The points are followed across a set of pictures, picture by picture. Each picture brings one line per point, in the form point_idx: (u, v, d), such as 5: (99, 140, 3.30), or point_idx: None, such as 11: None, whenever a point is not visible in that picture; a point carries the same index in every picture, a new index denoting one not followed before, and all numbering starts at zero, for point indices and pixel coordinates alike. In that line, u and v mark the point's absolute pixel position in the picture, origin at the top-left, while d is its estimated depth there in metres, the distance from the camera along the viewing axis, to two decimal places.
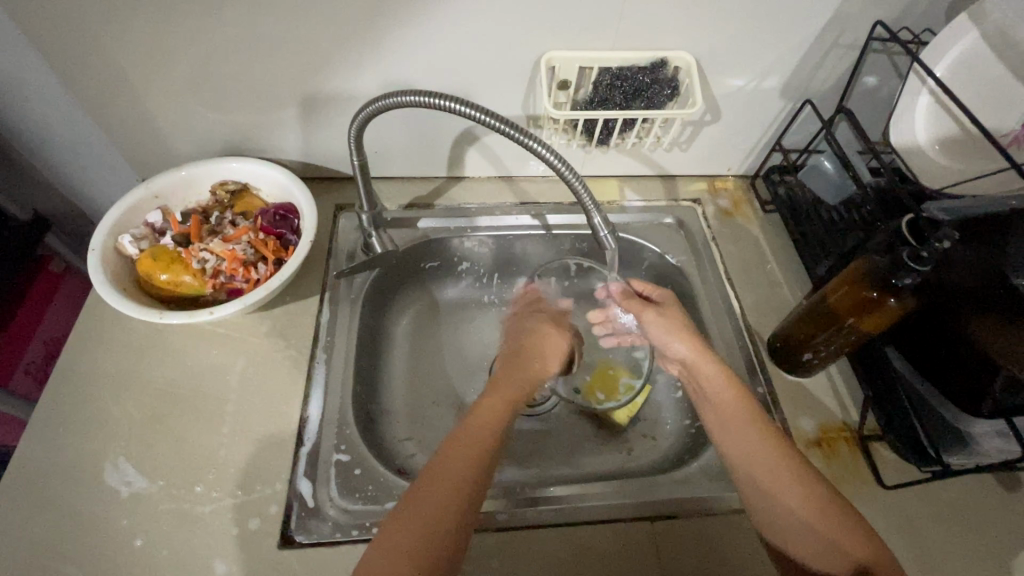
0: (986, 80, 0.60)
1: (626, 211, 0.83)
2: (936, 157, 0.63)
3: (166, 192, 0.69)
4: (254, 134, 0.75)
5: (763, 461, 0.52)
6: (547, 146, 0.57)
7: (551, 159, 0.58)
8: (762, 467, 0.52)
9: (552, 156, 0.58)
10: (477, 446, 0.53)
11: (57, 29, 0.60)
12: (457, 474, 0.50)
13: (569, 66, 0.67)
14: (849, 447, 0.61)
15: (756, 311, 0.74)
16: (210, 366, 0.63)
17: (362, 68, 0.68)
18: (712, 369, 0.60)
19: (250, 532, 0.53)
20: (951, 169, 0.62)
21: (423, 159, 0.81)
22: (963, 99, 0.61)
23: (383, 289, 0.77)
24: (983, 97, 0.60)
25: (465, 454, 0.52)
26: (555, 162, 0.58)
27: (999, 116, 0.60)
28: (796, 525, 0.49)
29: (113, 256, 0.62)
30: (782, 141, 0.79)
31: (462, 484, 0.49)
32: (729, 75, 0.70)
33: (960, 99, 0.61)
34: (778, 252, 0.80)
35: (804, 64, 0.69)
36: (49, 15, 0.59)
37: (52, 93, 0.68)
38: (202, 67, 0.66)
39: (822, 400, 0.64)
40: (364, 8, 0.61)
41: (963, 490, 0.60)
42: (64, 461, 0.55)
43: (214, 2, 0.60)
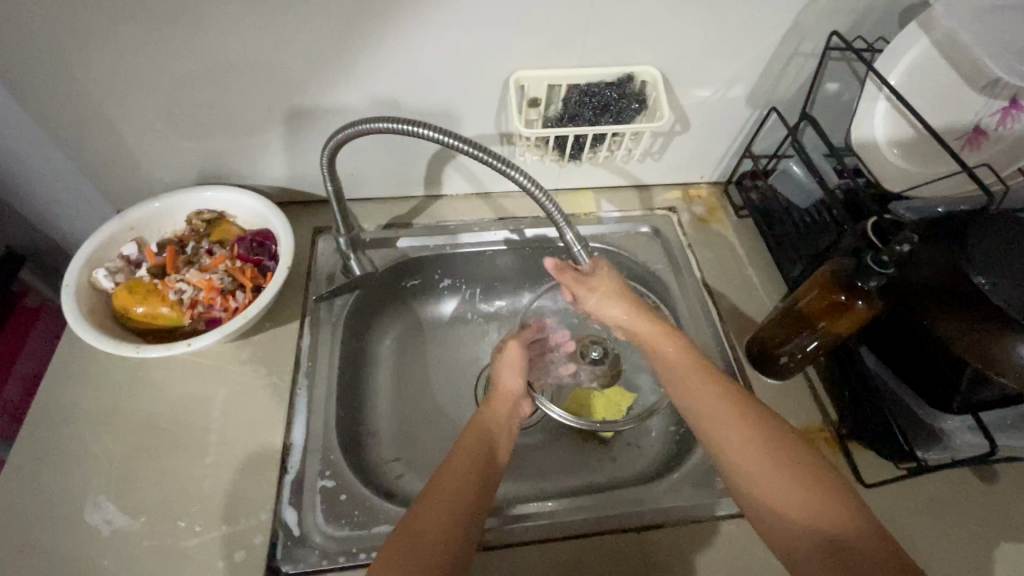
0: (939, 85, 0.62)
1: (603, 222, 0.84)
2: (894, 161, 0.65)
3: (141, 223, 0.68)
4: (229, 162, 0.76)
5: (725, 437, 0.51)
6: (517, 167, 0.59)
7: (522, 179, 0.59)
8: (728, 443, 0.51)
9: (523, 176, 0.59)
10: (474, 452, 0.54)
11: (24, 66, 0.60)
12: (460, 474, 0.51)
13: (538, 84, 0.68)
14: (829, 447, 0.62)
15: (734, 315, 0.75)
16: (190, 397, 0.63)
17: (333, 93, 0.69)
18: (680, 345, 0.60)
19: (236, 564, 0.53)
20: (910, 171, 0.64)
21: (400, 179, 0.81)
22: (918, 104, 0.63)
23: (364, 310, 0.77)
24: (936, 101, 0.62)
25: (466, 457, 0.53)
26: (526, 182, 0.59)
27: (954, 118, 0.62)
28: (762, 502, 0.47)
29: (88, 290, 0.62)
30: (751, 147, 0.81)
31: (460, 500, 0.49)
32: (695, 86, 0.72)
33: (915, 104, 0.63)
34: (753, 256, 0.81)
35: (767, 73, 0.71)
36: (15, 53, 0.59)
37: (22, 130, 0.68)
38: (173, 98, 0.66)
39: (801, 402, 0.66)
40: (333, 36, 0.62)
41: (941, 484, 0.61)
42: (43, 501, 0.55)
43: (181, 34, 0.60)
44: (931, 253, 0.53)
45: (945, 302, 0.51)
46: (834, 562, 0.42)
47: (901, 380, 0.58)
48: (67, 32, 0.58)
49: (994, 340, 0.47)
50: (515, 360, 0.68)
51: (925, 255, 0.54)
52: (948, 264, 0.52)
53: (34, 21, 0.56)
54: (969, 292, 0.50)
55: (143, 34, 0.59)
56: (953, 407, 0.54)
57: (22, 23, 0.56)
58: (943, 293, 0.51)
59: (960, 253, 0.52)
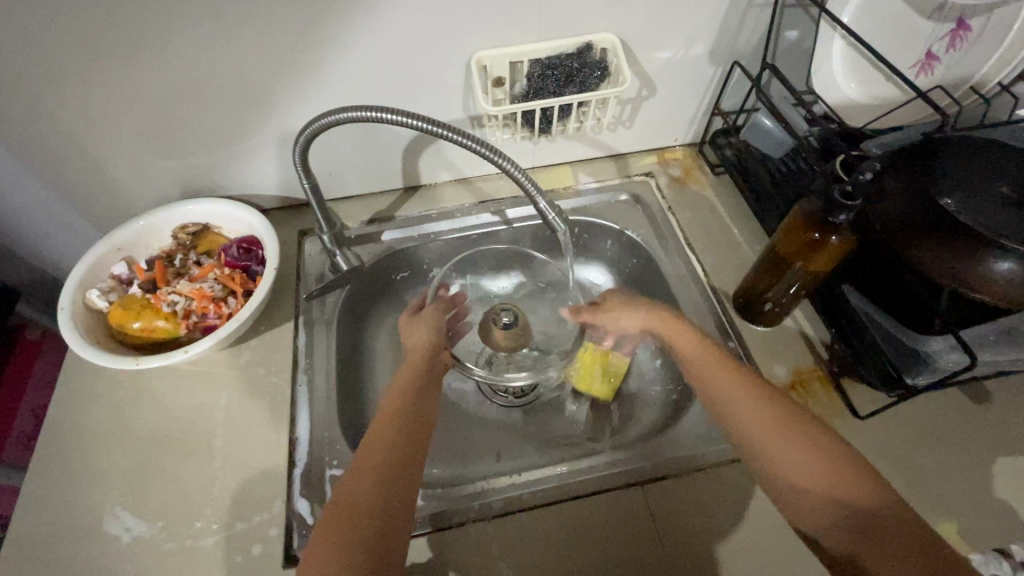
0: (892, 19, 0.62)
1: (583, 194, 0.85)
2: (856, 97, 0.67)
3: (128, 243, 0.70)
4: (207, 175, 0.77)
5: (744, 416, 0.52)
6: (503, 154, 0.60)
7: (507, 166, 0.60)
8: (751, 433, 0.51)
9: (506, 161, 0.60)
10: (395, 441, 0.51)
11: None
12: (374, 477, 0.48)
13: (500, 63, 0.69)
14: (822, 385, 0.64)
15: (719, 270, 0.76)
16: (194, 405, 0.64)
17: (300, 95, 0.70)
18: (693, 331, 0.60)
19: (254, 557, 0.54)
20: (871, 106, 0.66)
21: (377, 173, 0.82)
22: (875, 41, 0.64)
23: (357, 305, 0.79)
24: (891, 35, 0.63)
25: (380, 452, 0.50)
26: (508, 168, 0.60)
27: (908, 50, 0.63)
28: (779, 477, 0.49)
29: (83, 311, 0.63)
30: (719, 104, 0.82)
31: (376, 493, 0.47)
32: (655, 49, 0.72)
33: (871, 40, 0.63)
34: (734, 211, 0.82)
35: (726, 28, 0.71)
36: None
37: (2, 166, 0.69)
38: (145, 118, 0.67)
39: (791, 345, 0.67)
40: (291, 38, 0.63)
41: (934, 409, 0.62)
42: (62, 518, 0.56)
43: (143, 53, 0.61)
44: (901, 182, 0.54)
45: (914, 229, 0.51)
46: (856, 532, 0.44)
47: (887, 313, 0.60)
48: (30, 63, 0.59)
49: (975, 262, 0.48)
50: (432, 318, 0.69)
51: (893, 185, 0.54)
52: (914, 190, 0.53)
53: None
54: (934, 216, 0.50)
55: (107, 58, 0.60)
56: (934, 327, 0.55)
57: None
58: (912, 221, 0.52)
59: (925, 177, 0.53)
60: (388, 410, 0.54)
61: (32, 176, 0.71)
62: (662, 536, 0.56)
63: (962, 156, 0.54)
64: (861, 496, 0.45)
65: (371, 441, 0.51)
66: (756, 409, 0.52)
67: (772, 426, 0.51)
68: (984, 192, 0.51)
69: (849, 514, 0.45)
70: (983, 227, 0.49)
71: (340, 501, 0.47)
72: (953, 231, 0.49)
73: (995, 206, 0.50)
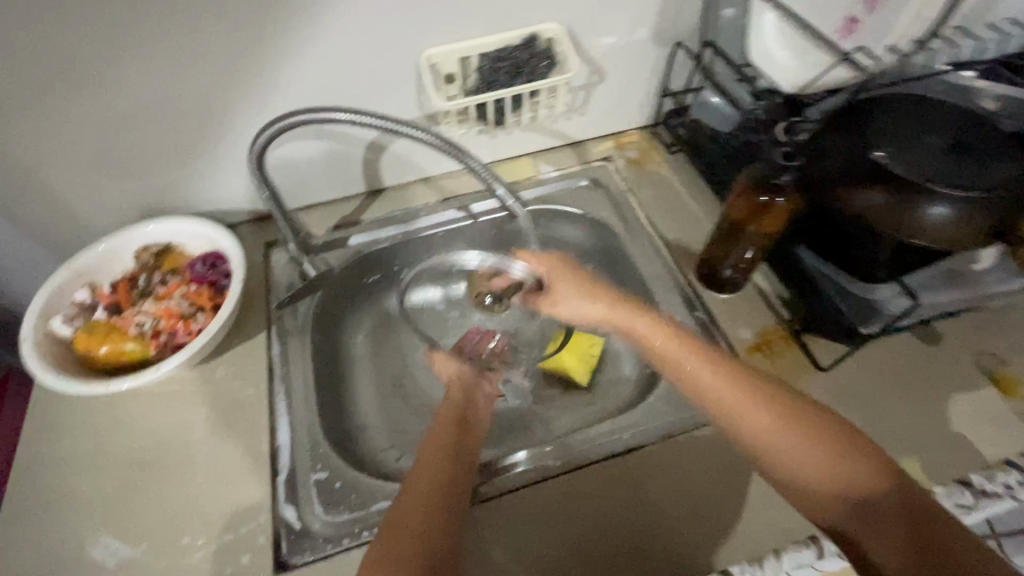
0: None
1: (545, 182, 0.87)
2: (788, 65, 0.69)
3: (89, 269, 0.69)
4: (164, 195, 0.76)
5: (734, 413, 0.50)
6: (470, 153, 0.62)
7: (475, 164, 0.62)
8: (747, 432, 0.49)
9: (474, 160, 0.62)
10: (430, 495, 0.48)
11: None
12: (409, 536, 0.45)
13: (449, 59, 0.70)
14: (783, 341, 0.67)
15: (682, 244, 0.78)
16: (171, 424, 0.63)
17: (252, 106, 0.69)
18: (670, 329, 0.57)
19: (245, 566, 0.54)
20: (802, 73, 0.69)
21: (339, 179, 0.82)
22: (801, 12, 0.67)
23: (330, 311, 0.79)
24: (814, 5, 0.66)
25: (413, 512, 0.47)
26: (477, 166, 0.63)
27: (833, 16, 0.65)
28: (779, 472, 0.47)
29: (47, 340, 0.62)
30: (668, 85, 0.84)
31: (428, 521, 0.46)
32: (600, 35, 0.74)
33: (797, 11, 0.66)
34: (691, 187, 0.84)
35: (665, 10, 0.74)
36: None
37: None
38: (95, 141, 0.67)
39: (754, 308, 0.69)
40: (236, 49, 0.63)
41: (890, 355, 0.65)
42: (43, 550, 0.55)
43: (85, 75, 0.60)
44: (837, 142, 0.57)
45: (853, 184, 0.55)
46: (861, 522, 0.43)
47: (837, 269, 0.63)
48: None
49: (912, 208, 0.52)
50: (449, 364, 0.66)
51: (830, 146, 0.57)
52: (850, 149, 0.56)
53: None
54: (871, 171, 0.54)
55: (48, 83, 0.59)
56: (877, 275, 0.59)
57: None
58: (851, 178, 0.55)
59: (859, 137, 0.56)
60: (422, 462, 0.51)
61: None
62: (645, 501, 0.58)
63: (886, 117, 0.58)
64: (861, 487, 0.44)
65: (416, 472, 0.51)
66: (748, 405, 0.50)
67: (764, 423, 0.48)
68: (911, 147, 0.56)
69: (848, 505, 0.44)
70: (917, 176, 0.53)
71: (390, 525, 0.46)
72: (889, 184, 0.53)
73: (922, 158, 0.55)
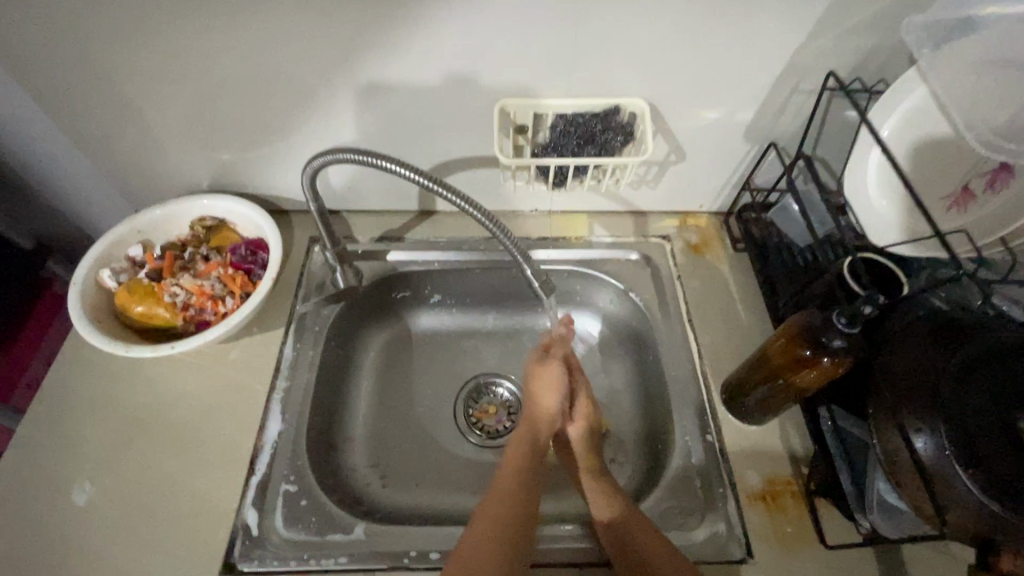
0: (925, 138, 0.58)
1: (594, 246, 0.83)
2: (876, 209, 0.61)
3: (148, 228, 0.73)
4: (236, 172, 0.79)
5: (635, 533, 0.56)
6: (502, 226, 0.64)
7: (503, 237, 0.64)
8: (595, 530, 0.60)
9: (503, 234, 0.64)
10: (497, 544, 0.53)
11: (73, 87, 0.66)
12: None
13: (525, 112, 0.69)
14: (795, 501, 0.61)
15: (714, 353, 0.73)
16: (175, 394, 0.67)
17: (329, 113, 0.71)
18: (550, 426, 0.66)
19: (196, 554, 0.57)
20: (886, 219, 0.61)
21: (395, 194, 0.83)
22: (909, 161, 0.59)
23: (353, 319, 0.80)
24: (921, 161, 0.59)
25: None
26: (507, 243, 0.65)
27: (938, 174, 0.58)
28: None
29: (94, 289, 0.67)
30: (750, 181, 0.79)
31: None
32: (691, 114, 0.70)
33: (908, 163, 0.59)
34: (745, 293, 0.78)
35: (767, 106, 0.69)
36: (67, 78, 0.65)
37: (25, 136, 0.73)
38: (176, 110, 0.70)
39: (770, 452, 0.65)
40: (330, 61, 0.65)
41: (908, 552, 0.58)
42: (35, 477, 0.61)
43: (199, 63, 0.64)
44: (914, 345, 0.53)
45: (915, 395, 0.50)
46: None
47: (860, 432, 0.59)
48: (106, 53, 0.63)
49: (944, 474, 0.46)
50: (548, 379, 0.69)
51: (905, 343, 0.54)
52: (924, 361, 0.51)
53: (86, 49, 0.62)
54: (914, 383, 0.51)
55: (165, 60, 0.64)
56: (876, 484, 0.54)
57: (77, 58, 0.63)
58: (917, 387, 0.50)
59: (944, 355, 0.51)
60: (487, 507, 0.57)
61: (39, 142, 0.74)
62: None
63: (987, 362, 0.50)
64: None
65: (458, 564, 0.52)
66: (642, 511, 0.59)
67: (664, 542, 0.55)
68: (999, 424, 0.47)
69: None
70: (973, 478, 0.45)
71: None
72: (924, 401, 0.49)
73: (981, 392, 0.49)
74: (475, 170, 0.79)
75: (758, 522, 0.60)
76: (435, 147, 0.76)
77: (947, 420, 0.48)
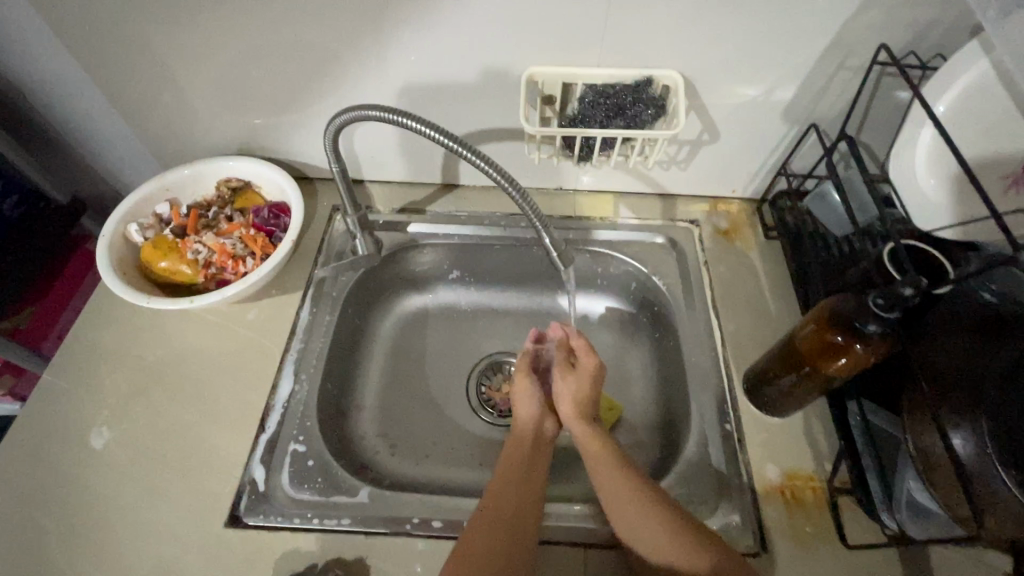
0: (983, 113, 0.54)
1: (619, 228, 0.81)
2: (926, 191, 0.57)
3: (175, 186, 0.74)
4: (263, 137, 0.79)
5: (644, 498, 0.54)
6: (525, 193, 0.61)
7: (526, 205, 0.62)
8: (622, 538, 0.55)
9: (527, 203, 0.62)
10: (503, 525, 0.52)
11: (106, 45, 0.67)
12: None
13: (554, 82, 0.67)
14: (815, 498, 0.58)
15: (738, 341, 0.70)
16: (193, 350, 0.68)
17: (355, 79, 0.70)
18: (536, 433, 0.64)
19: (203, 505, 0.58)
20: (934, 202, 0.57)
21: (419, 165, 0.82)
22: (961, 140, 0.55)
23: (371, 288, 0.80)
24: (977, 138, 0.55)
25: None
26: (529, 211, 0.62)
27: (994, 153, 0.54)
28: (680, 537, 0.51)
29: (121, 243, 0.69)
30: (787, 165, 0.75)
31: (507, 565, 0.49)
32: (728, 91, 0.67)
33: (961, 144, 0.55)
34: (774, 282, 0.75)
35: (810, 84, 0.66)
36: (101, 35, 0.66)
37: (60, 93, 0.74)
38: (203, 71, 0.69)
39: (792, 446, 0.61)
40: (358, 24, 0.64)
41: (938, 559, 0.54)
42: (56, 420, 0.62)
43: (227, 22, 0.64)
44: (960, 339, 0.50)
45: (957, 390, 0.46)
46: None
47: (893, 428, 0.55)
48: (138, 11, 0.63)
49: (985, 476, 0.42)
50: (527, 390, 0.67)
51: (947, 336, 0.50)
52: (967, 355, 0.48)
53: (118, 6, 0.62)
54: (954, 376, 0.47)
55: (195, 18, 0.64)
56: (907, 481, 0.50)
57: (110, 15, 0.63)
58: (959, 382, 0.47)
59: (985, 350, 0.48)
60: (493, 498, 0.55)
61: (75, 100, 0.75)
62: None
63: None
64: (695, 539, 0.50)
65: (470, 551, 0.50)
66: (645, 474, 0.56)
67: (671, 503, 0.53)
68: None
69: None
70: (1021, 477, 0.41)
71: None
72: (965, 396, 0.46)
73: None
74: (500, 143, 0.77)
75: (775, 516, 0.57)
76: (461, 117, 0.74)
77: (990, 417, 0.44)
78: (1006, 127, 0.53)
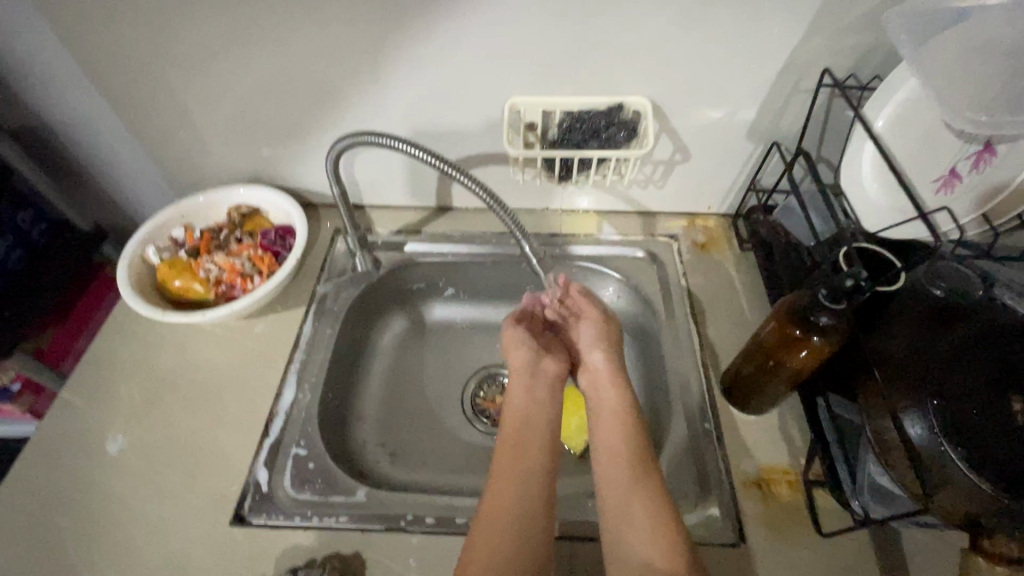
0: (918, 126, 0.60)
1: (603, 243, 0.86)
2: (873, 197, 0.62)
3: (190, 212, 0.80)
4: (271, 166, 0.86)
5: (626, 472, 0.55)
6: (506, 207, 0.68)
7: (507, 218, 0.68)
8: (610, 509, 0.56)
9: (510, 217, 0.68)
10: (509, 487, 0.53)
11: (132, 86, 0.74)
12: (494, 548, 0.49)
13: (534, 109, 0.74)
14: (791, 490, 0.61)
15: (716, 345, 0.74)
16: (203, 362, 0.73)
17: (355, 112, 0.77)
18: (532, 379, 0.66)
19: (209, 504, 0.61)
20: (881, 207, 0.62)
21: (414, 190, 0.88)
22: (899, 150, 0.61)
23: (370, 303, 0.85)
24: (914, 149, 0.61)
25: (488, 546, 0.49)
26: (510, 222, 0.69)
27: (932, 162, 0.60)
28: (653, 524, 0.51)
29: (139, 263, 0.75)
30: (756, 181, 0.81)
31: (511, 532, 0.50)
32: (694, 114, 0.73)
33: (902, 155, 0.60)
34: (749, 290, 0.79)
35: (769, 106, 0.72)
36: (128, 78, 0.73)
37: (88, 128, 0.82)
38: (217, 108, 0.77)
39: (768, 441, 0.65)
40: (356, 64, 0.71)
41: (909, 545, 0.56)
42: (75, 427, 0.67)
43: (239, 65, 0.71)
44: (906, 332, 0.55)
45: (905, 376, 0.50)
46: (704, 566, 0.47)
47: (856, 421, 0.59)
48: (160, 57, 0.70)
49: (933, 452, 0.45)
50: (520, 339, 0.69)
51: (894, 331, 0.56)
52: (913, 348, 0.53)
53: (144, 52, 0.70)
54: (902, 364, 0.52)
55: (211, 62, 0.71)
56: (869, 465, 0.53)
57: (136, 60, 0.71)
58: (906, 369, 0.51)
59: (927, 343, 0.53)
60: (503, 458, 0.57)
61: (103, 135, 0.83)
62: None
63: (972, 350, 0.52)
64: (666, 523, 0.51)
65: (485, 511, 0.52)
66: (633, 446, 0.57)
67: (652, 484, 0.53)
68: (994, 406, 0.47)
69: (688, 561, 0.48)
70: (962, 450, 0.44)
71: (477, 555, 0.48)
72: (911, 380, 0.50)
73: (969, 375, 0.50)
74: (489, 167, 0.84)
75: (753, 507, 0.60)
76: (453, 144, 0.81)
77: (935, 398, 0.48)
78: (938, 139, 0.59)
